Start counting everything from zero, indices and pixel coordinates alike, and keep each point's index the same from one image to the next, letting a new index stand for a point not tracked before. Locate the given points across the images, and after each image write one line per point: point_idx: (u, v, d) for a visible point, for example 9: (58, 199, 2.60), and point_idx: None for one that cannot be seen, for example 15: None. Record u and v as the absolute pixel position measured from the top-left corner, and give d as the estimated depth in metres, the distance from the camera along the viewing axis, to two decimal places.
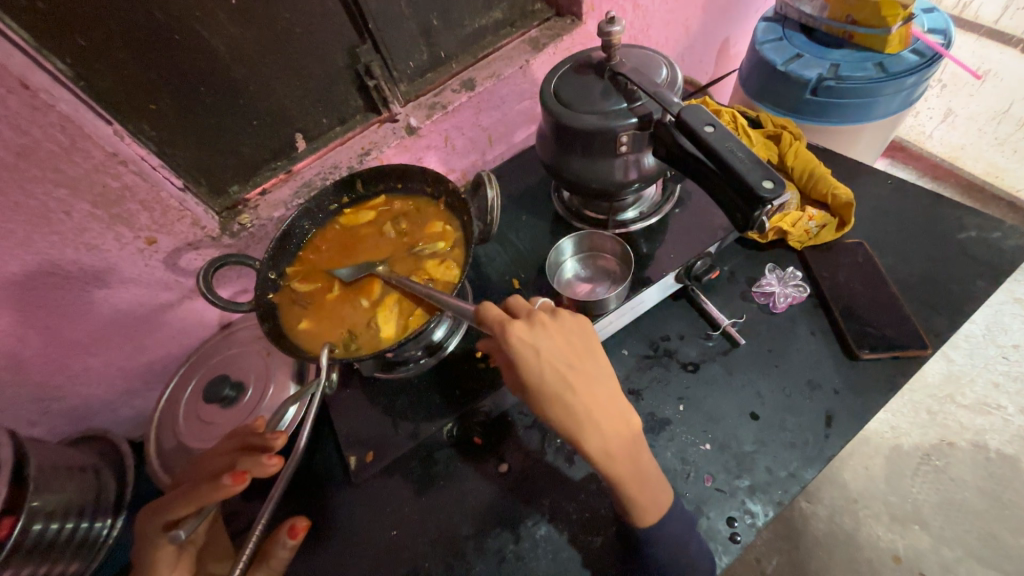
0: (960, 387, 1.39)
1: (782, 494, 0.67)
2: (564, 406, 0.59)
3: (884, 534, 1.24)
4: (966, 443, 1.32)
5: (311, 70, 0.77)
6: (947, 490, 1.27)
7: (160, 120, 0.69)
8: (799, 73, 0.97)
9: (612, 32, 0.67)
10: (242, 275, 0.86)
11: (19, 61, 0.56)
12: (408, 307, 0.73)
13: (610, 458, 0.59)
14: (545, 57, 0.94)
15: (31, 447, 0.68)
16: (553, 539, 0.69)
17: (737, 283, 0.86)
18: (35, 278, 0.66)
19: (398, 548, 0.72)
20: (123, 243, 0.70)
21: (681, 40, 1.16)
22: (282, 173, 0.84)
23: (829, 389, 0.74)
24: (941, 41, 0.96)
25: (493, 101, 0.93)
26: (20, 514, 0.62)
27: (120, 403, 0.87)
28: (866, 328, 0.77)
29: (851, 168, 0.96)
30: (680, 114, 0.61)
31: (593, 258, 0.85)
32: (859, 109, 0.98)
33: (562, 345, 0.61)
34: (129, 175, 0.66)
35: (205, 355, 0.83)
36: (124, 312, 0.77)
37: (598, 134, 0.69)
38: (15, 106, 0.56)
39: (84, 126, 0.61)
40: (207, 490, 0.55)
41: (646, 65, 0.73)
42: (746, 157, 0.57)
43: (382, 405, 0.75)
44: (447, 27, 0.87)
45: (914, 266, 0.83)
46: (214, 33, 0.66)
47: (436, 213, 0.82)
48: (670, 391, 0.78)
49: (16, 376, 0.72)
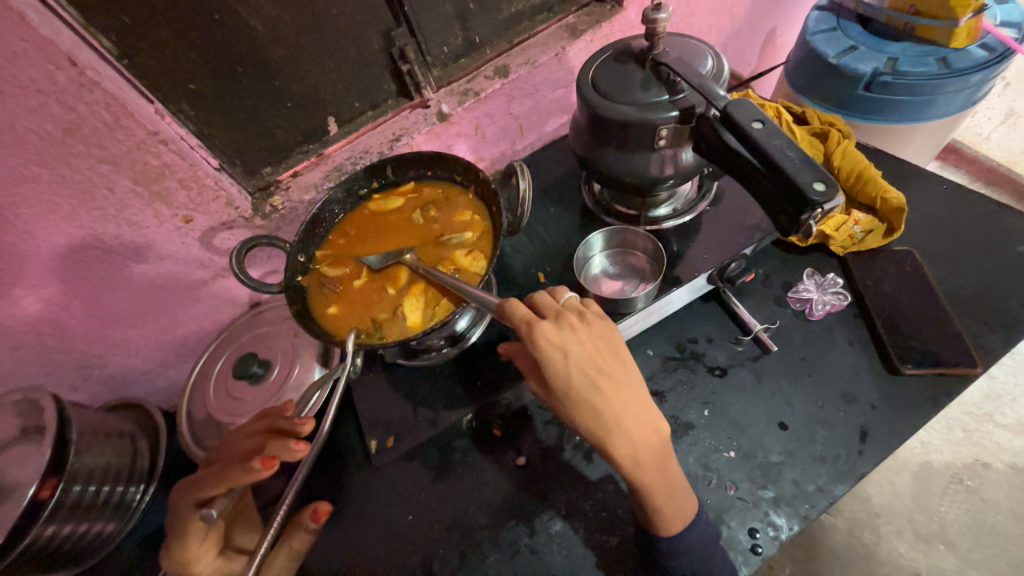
0: (1000, 405, 1.32)
1: (808, 509, 0.65)
2: (592, 410, 0.59)
3: (906, 551, 1.20)
4: (1003, 464, 1.25)
5: (346, 51, 0.76)
6: (979, 512, 1.21)
7: (198, 100, 0.70)
8: (853, 66, 0.91)
9: (657, 20, 0.64)
10: (272, 256, 0.87)
11: (68, 39, 0.57)
12: (433, 297, 0.73)
13: (638, 465, 0.58)
14: (583, 44, 0.91)
15: (73, 411, 0.71)
16: (568, 536, 0.69)
17: (772, 287, 0.83)
18: (79, 251, 0.68)
19: (414, 531, 0.73)
20: (161, 220, 0.72)
21: (726, 29, 1.10)
22: (314, 156, 0.84)
23: (865, 404, 0.71)
24: (1015, 35, 0.88)
25: (527, 89, 0.91)
26: (63, 476, 0.65)
27: (155, 374, 0.90)
28: (910, 341, 0.73)
29: (902, 170, 0.90)
30: (727, 108, 0.58)
31: (623, 255, 0.83)
32: (916, 107, 0.92)
33: (590, 348, 0.60)
34: (168, 154, 0.68)
35: (236, 333, 0.85)
36: (161, 286, 0.79)
37: (637, 126, 0.66)
38: (63, 82, 0.57)
39: (128, 105, 0.62)
40: (238, 472, 0.56)
41: (691, 55, 0.69)
42: (796, 157, 0.54)
43: (404, 391, 0.76)
44: (484, 11, 0.84)
45: (967, 278, 0.78)
46: (251, 11, 0.66)
47: (465, 202, 0.81)
48: (695, 395, 0.76)
49: (60, 343, 0.75)
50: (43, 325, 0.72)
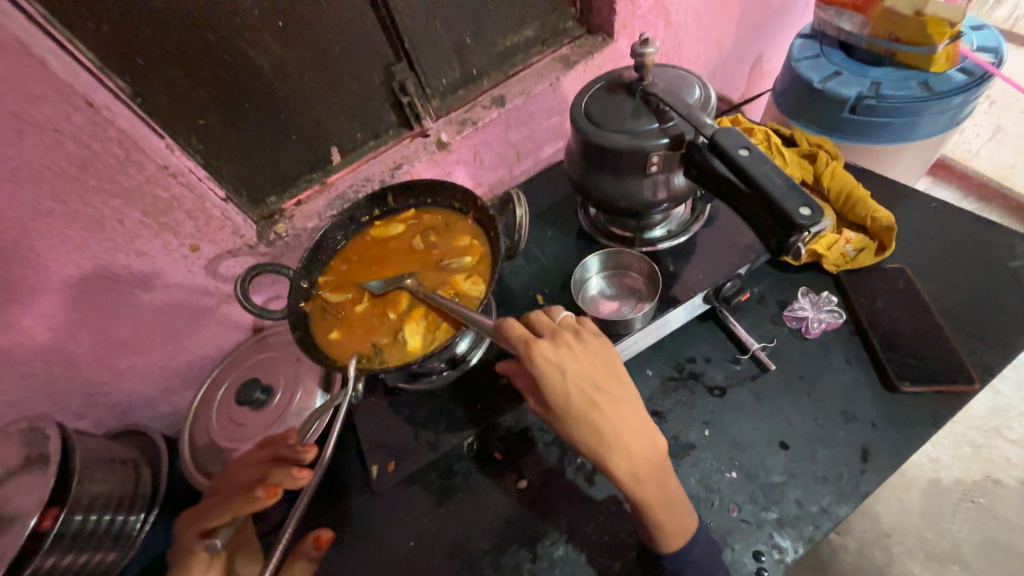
0: (1007, 420, 1.31)
1: (813, 530, 0.65)
2: (591, 427, 0.59)
3: (919, 572, 1.17)
4: (1014, 480, 1.23)
5: (349, 86, 0.80)
6: (992, 530, 1.19)
7: (207, 135, 0.73)
8: (837, 91, 0.94)
9: (645, 54, 0.67)
10: (276, 282, 0.89)
11: (85, 81, 0.59)
12: (434, 321, 0.74)
13: (638, 481, 0.58)
14: (576, 74, 0.94)
15: (76, 439, 0.72)
16: (571, 560, 0.69)
17: (768, 305, 0.84)
18: (89, 280, 0.70)
19: (415, 557, 0.72)
20: (169, 249, 0.74)
21: (714, 57, 1.14)
22: (317, 185, 0.87)
23: (866, 422, 0.71)
24: (992, 59, 0.92)
25: (522, 117, 0.94)
26: (64, 505, 0.65)
27: (159, 400, 0.90)
28: (907, 358, 0.73)
29: (891, 189, 0.92)
30: (714, 137, 0.61)
31: (619, 277, 0.84)
32: (901, 128, 0.95)
33: (587, 365, 0.61)
34: (177, 186, 0.70)
35: (240, 358, 0.86)
36: (167, 314, 0.81)
37: (628, 153, 0.68)
38: (79, 122, 0.60)
39: (139, 141, 0.65)
40: (242, 501, 0.57)
41: (679, 85, 0.72)
42: (782, 182, 0.56)
43: (405, 414, 0.76)
44: (480, 46, 0.88)
45: (960, 294, 0.79)
46: (260, 52, 0.70)
47: (464, 227, 0.83)
48: (695, 414, 0.76)
49: (66, 371, 0.76)
50: (50, 354, 0.73)
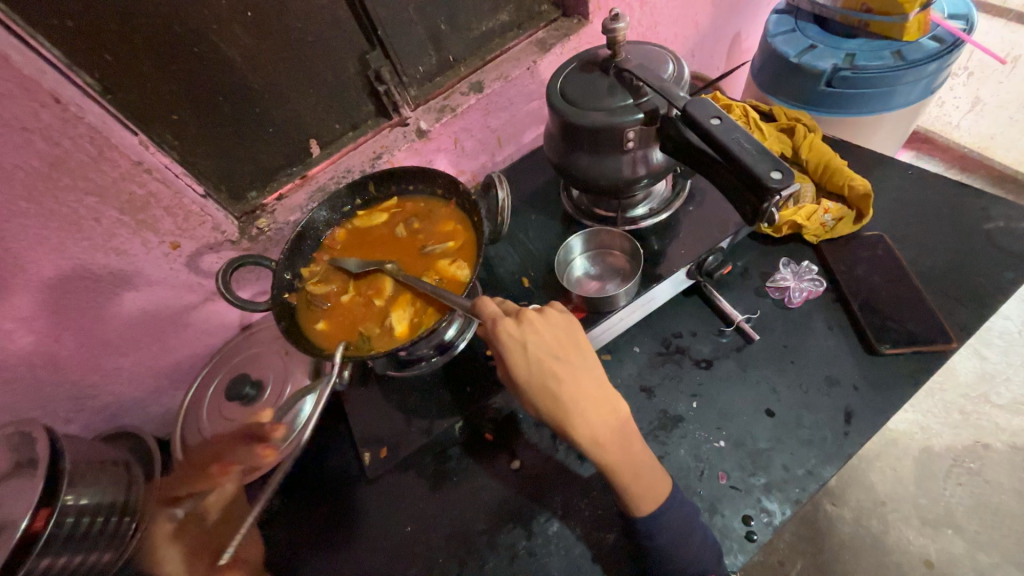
0: (995, 386, 1.33)
1: (799, 493, 0.66)
2: (551, 396, 0.60)
3: (915, 538, 1.19)
4: (1003, 444, 1.26)
5: (324, 76, 0.79)
6: (982, 494, 1.22)
7: (181, 129, 0.73)
8: (813, 64, 0.95)
9: (617, 29, 0.66)
10: (261, 277, 0.88)
11: (53, 78, 0.59)
12: (420, 306, 0.75)
13: (598, 445, 0.60)
14: (553, 57, 0.94)
15: (66, 442, 0.71)
16: (566, 535, 0.69)
17: (751, 278, 0.85)
18: (68, 281, 0.69)
19: (413, 542, 0.73)
20: (149, 247, 0.74)
21: (691, 37, 1.15)
22: (298, 178, 0.87)
23: (848, 385, 0.73)
24: (963, 26, 0.93)
25: (502, 102, 0.94)
26: (54, 506, 0.63)
27: (150, 401, 0.90)
28: (887, 322, 0.75)
29: (869, 159, 0.94)
30: (686, 108, 0.61)
31: (601, 256, 0.85)
32: (876, 99, 0.96)
33: (548, 338, 0.62)
34: (153, 182, 0.69)
35: (228, 355, 0.86)
36: (151, 313, 0.80)
37: (605, 131, 0.69)
38: (48, 119, 0.59)
39: (111, 137, 0.64)
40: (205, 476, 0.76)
41: (652, 62, 0.73)
42: (753, 149, 0.56)
43: (395, 402, 0.77)
44: (455, 32, 0.88)
45: (937, 257, 0.81)
46: (228, 43, 0.69)
47: (446, 213, 0.83)
48: (683, 388, 0.77)
49: (53, 374, 0.76)
50: (35, 357, 0.72)
